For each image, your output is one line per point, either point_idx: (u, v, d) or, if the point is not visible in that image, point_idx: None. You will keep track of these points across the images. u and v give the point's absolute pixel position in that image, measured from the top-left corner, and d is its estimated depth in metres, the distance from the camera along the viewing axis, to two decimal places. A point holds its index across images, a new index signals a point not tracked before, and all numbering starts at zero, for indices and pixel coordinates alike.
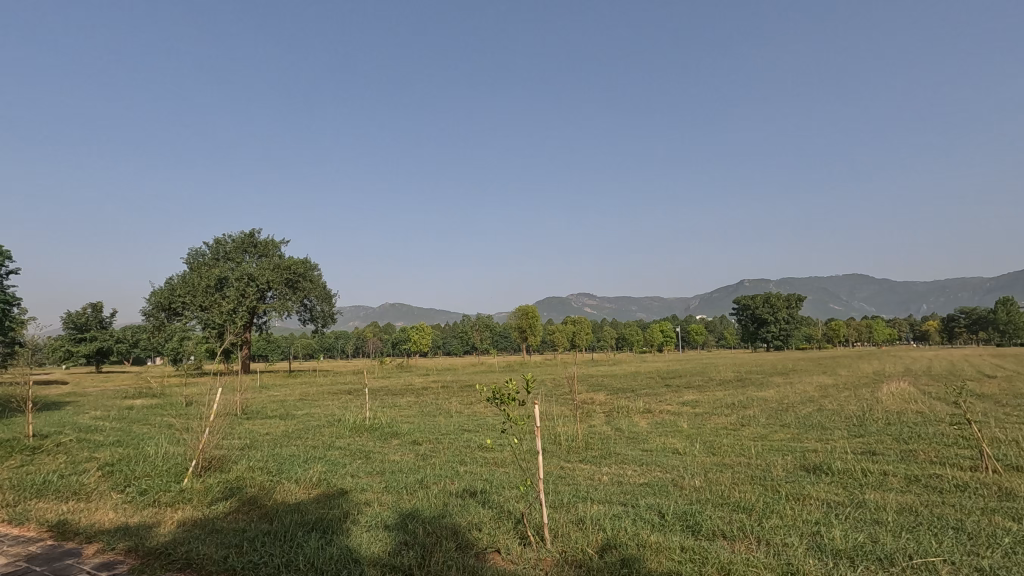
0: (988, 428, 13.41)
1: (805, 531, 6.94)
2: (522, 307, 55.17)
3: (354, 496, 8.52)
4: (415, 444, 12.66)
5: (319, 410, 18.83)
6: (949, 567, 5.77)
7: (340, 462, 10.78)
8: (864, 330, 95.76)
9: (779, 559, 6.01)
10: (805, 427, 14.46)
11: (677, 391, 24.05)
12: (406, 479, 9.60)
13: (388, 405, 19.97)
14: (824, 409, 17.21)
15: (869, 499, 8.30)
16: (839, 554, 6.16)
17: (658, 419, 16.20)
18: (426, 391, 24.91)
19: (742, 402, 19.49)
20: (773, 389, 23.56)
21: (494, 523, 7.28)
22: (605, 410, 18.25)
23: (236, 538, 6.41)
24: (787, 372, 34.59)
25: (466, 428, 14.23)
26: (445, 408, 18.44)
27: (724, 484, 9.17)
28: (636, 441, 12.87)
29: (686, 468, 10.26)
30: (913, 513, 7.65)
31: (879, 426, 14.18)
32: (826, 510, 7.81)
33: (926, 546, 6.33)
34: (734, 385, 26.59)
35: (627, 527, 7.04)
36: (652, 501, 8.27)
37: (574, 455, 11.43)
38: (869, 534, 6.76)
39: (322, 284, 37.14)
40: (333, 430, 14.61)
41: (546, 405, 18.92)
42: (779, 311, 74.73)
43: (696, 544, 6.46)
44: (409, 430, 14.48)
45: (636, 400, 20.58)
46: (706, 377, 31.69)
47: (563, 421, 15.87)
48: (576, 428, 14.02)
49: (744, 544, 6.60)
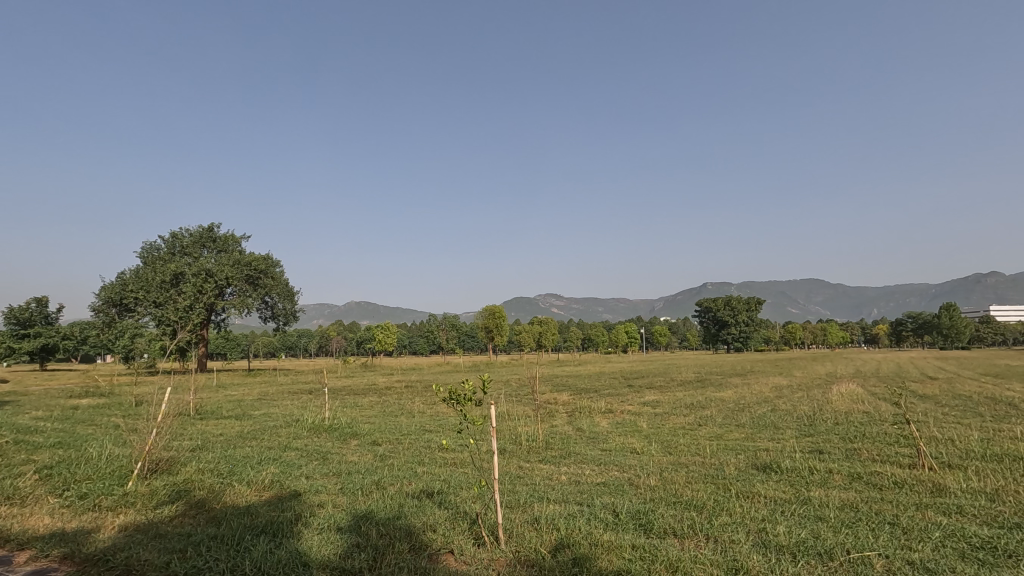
0: (926, 427, 14.10)
1: (751, 528, 7.15)
2: (489, 307, 55.07)
3: (308, 498, 8.35)
4: (375, 444, 12.50)
5: (277, 410, 18.36)
6: (883, 560, 6.05)
7: (295, 463, 10.56)
8: (819, 333, 99.46)
9: (725, 556, 6.16)
10: (758, 427, 14.89)
11: (639, 391, 24.39)
12: (363, 480, 9.47)
13: (349, 406, 19.63)
14: (777, 410, 17.79)
15: (813, 496, 8.60)
16: (782, 550, 6.37)
17: (618, 419, 16.42)
18: (389, 390, 24.57)
19: (701, 403, 19.96)
20: (730, 390, 24.21)
21: (449, 524, 7.25)
22: (568, 410, 18.42)
23: (181, 543, 6.21)
24: (744, 372, 35.69)
25: (427, 429, 14.14)
26: (407, 408, 18.27)
27: (678, 483, 9.37)
28: (596, 441, 13.01)
29: (643, 468, 10.43)
30: (854, 510, 7.97)
31: (827, 426, 14.72)
32: (773, 507, 8.07)
33: (864, 541, 6.61)
34: (693, 385, 27.24)
35: (581, 526, 7.11)
36: (607, 501, 8.37)
37: (533, 455, 11.48)
38: (811, 530, 7.01)
39: (284, 281, 36.36)
40: (291, 430, 14.29)
41: (510, 405, 18.99)
42: (739, 314, 77.10)
43: (648, 542, 6.58)
44: (369, 430, 14.30)
45: (599, 401, 20.76)
46: (666, 377, 32.46)
47: (525, 420, 15.94)
48: (537, 428, 14.08)
49: (694, 542, 6.74)
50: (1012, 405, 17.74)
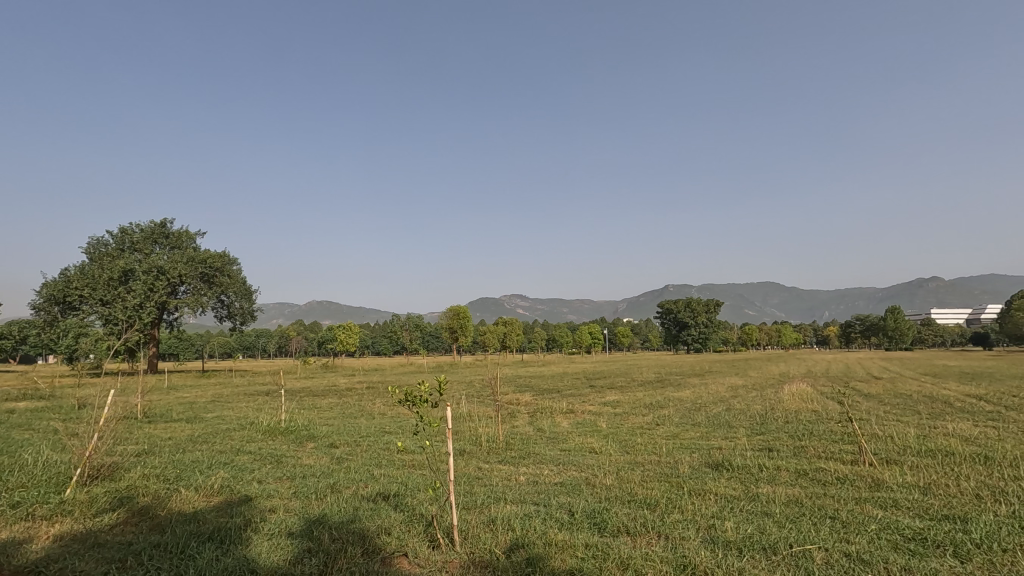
0: (868, 424, 14.75)
1: (702, 525, 7.34)
2: (454, 307, 54.65)
3: (259, 503, 8.12)
4: (332, 446, 12.30)
5: (231, 413, 17.82)
6: (823, 553, 6.30)
7: (247, 468, 10.26)
8: (774, 334, 102.90)
9: (675, 553, 6.32)
10: (713, 426, 15.32)
11: (600, 391, 24.67)
12: (317, 483, 9.29)
13: (307, 407, 19.18)
14: (732, 409, 18.30)
15: (761, 492, 8.90)
16: (730, 545, 6.58)
17: (579, 419, 16.59)
18: (349, 392, 24.12)
19: (659, 402, 20.35)
20: (688, 390, 24.73)
21: (404, 526, 7.19)
22: (529, 411, 18.47)
23: (121, 552, 5.96)
24: (702, 373, 36.66)
25: (386, 431, 13.96)
26: (368, 409, 17.99)
27: (634, 481, 9.56)
28: (556, 441, 13.13)
29: (600, 467, 10.58)
30: (798, 505, 8.29)
31: (778, 425, 15.23)
32: (723, 504, 8.32)
33: (806, 534, 6.88)
34: (653, 385, 27.74)
35: (536, 526, 7.17)
36: (564, 500, 8.46)
37: (493, 456, 11.49)
38: (758, 526, 7.24)
39: (240, 280, 35.32)
40: (244, 433, 13.84)
41: (471, 405, 18.93)
42: (699, 316, 79.03)
43: (600, 541, 6.67)
44: (326, 432, 14.00)
45: (560, 401, 20.88)
46: (627, 378, 33.07)
47: (486, 421, 15.90)
48: (498, 428, 14.11)
49: (645, 540, 6.89)
50: (948, 403, 18.73)
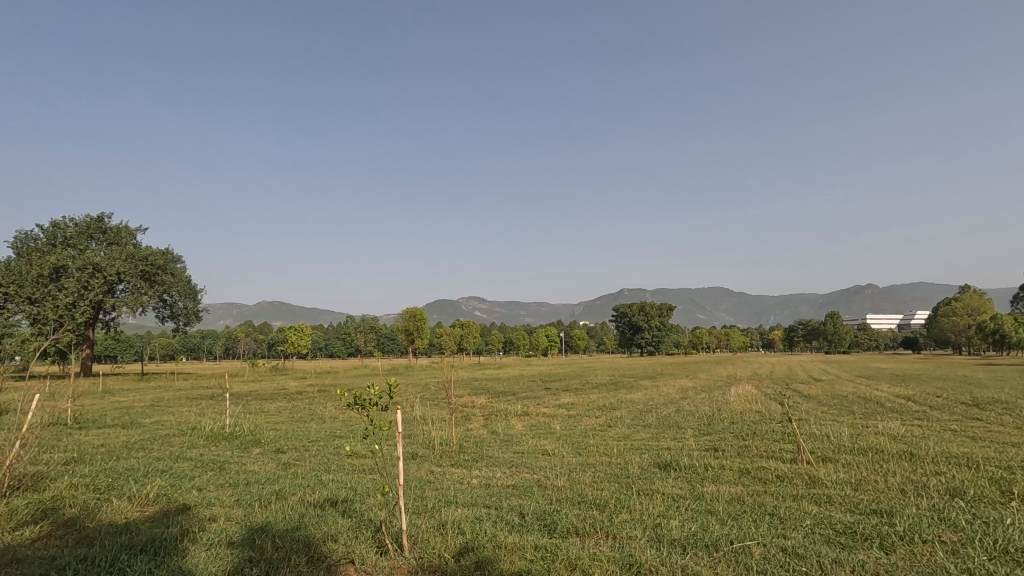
0: (806, 424, 15.48)
1: (649, 524, 7.51)
2: (410, 309, 53.95)
3: (198, 512, 7.77)
4: (279, 452, 11.91)
5: (172, 418, 17.01)
6: (761, 548, 6.55)
7: (187, 475, 9.81)
8: (723, 338, 106.54)
9: (622, 552, 6.44)
10: (664, 427, 15.73)
11: (555, 394, 24.86)
12: (262, 490, 8.97)
13: (254, 411, 18.52)
14: (681, 410, 18.82)
15: (706, 491, 9.19)
16: (675, 543, 6.75)
17: (533, 422, 16.68)
18: (299, 395, 23.41)
19: (613, 405, 20.70)
20: (640, 392, 25.28)
21: (352, 532, 7.05)
22: (484, 414, 18.43)
23: (41, 568, 5.57)
24: (655, 375, 37.60)
25: (337, 434, 13.66)
26: (319, 413, 17.54)
27: (585, 483, 9.69)
28: (510, 444, 13.17)
29: (553, 469, 10.67)
30: (740, 503, 8.61)
31: (724, 425, 15.78)
32: (669, 503, 8.54)
33: (746, 531, 7.15)
34: (607, 387, 28.20)
35: (486, 529, 7.16)
36: (515, 502, 8.50)
37: (446, 459, 11.41)
38: (701, 524, 7.47)
39: (184, 279, 33.74)
40: (185, 439, 13.24)
41: (426, 409, 18.73)
42: (652, 319, 80.96)
43: (549, 542, 6.73)
44: (274, 437, 13.58)
45: (515, 404, 20.91)
46: (582, 380, 33.61)
47: (440, 424, 15.76)
48: (452, 430, 14.03)
49: (594, 540, 6.99)
50: (879, 403, 19.91)
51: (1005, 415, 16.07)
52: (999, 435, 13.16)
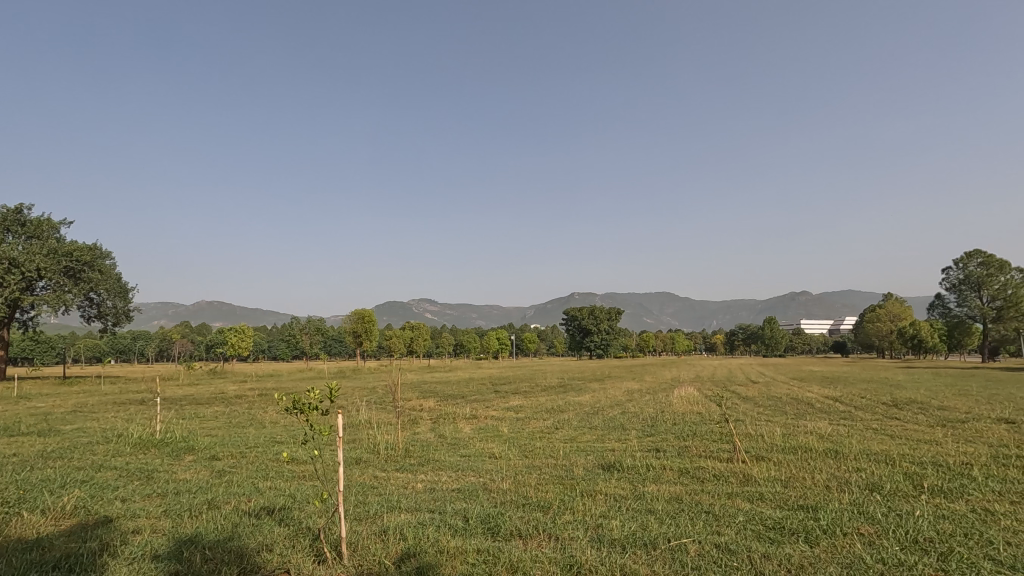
0: (742, 425, 16.17)
1: (590, 525, 7.63)
2: (359, 310, 52.78)
3: (120, 524, 7.31)
4: (214, 459, 11.37)
5: (95, 424, 15.92)
6: (696, 545, 6.78)
7: (110, 485, 9.21)
8: (669, 341, 109.85)
9: (563, 553, 6.52)
10: (609, 428, 16.04)
11: (504, 396, 24.92)
12: (193, 500, 8.53)
13: (187, 417, 17.59)
14: (627, 412, 19.25)
15: (646, 491, 9.44)
16: (614, 543, 6.90)
17: (481, 425, 16.62)
18: (238, 399, 22.45)
19: (561, 407, 20.92)
20: (588, 394, 25.69)
21: (288, 541, 6.82)
22: (432, 417, 18.24)
23: None
24: (603, 377, 38.32)
25: (278, 440, 13.20)
26: (258, 417, 16.87)
27: (529, 485, 9.76)
28: (457, 447, 13.11)
29: (499, 472, 10.68)
30: (678, 501, 8.89)
31: (666, 426, 16.26)
32: (611, 503, 8.72)
33: (683, 529, 7.37)
34: (556, 390, 28.49)
35: (429, 534, 7.08)
36: (460, 506, 8.46)
37: (391, 464, 11.23)
38: (642, 523, 7.66)
39: (113, 276, 31.75)
40: (109, 447, 12.41)
41: (371, 412, 18.36)
42: (601, 323, 82.52)
43: (492, 545, 6.73)
44: (208, 444, 12.96)
45: (464, 407, 20.80)
46: (532, 382, 33.93)
47: (386, 428, 15.48)
48: (398, 434, 13.82)
49: (536, 541, 7.04)
50: (809, 404, 21.06)
51: (920, 415, 17.27)
52: (914, 433, 14.13)
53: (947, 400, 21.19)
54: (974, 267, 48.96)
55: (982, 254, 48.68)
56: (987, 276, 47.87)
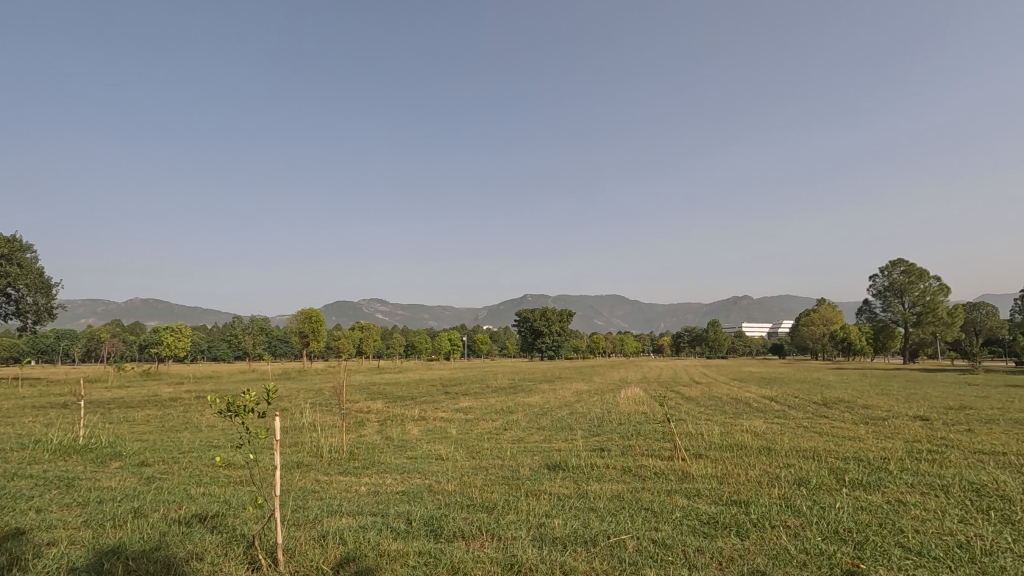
0: (683, 424, 16.72)
1: (533, 524, 7.70)
2: (305, 310, 51.16)
3: (33, 537, 6.81)
4: (142, 465, 10.77)
5: (9, 430, 14.71)
6: (634, 541, 6.97)
7: (25, 495, 8.57)
8: (618, 342, 112.15)
9: (504, 553, 6.54)
10: (556, 429, 16.23)
11: (454, 398, 24.75)
12: (118, 508, 8.05)
13: (114, 421, 16.51)
14: (575, 413, 19.53)
15: (589, 490, 9.61)
16: (555, 542, 6.99)
17: (430, 427, 16.43)
18: (172, 402, 21.34)
19: (510, 408, 20.94)
20: (538, 395, 25.86)
21: (220, 549, 6.55)
22: (379, 419, 17.89)
23: None
24: (553, 378, 38.74)
25: (214, 444, 12.63)
26: (193, 421, 16.07)
27: (475, 486, 9.75)
28: (403, 449, 12.94)
29: (444, 474, 10.61)
30: (620, 499, 9.10)
31: (612, 426, 16.59)
32: (554, 503, 8.83)
33: (622, 526, 7.55)
34: (507, 391, 28.53)
35: (369, 538, 6.97)
36: (403, 508, 8.37)
37: (334, 467, 10.95)
38: (583, 521, 7.80)
39: (33, 270, 29.58)
40: (24, 454, 11.53)
41: (315, 415, 17.84)
42: (553, 324, 83.32)
43: (434, 547, 6.68)
44: (138, 449, 12.26)
45: (412, 409, 20.50)
46: (483, 383, 33.94)
47: (330, 431, 15.07)
48: (342, 437, 13.52)
49: (478, 542, 7.05)
50: (747, 403, 22.01)
51: (846, 413, 18.37)
52: (841, 431, 14.98)
53: (872, 399, 22.56)
54: (897, 275, 52.42)
55: (905, 263, 52.17)
56: (909, 283, 51.45)
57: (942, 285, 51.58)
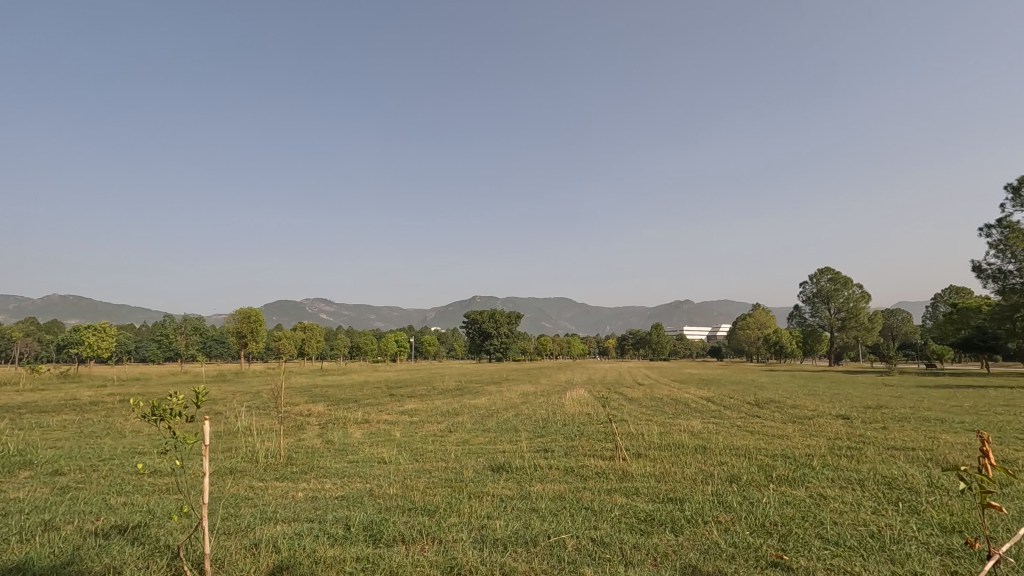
0: (624, 424, 17.16)
1: (475, 526, 7.70)
2: (243, 309, 49.01)
3: None
4: (56, 474, 10.00)
5: None
6: (573, 540, 7.08)
7: None
8: (565, 345, 113.73)
9: (445, 556, 6.50)
10: (501, 431, 16.29)
11: (399, 400, 24.39)
12: (25, 521, 7.45)
13: (25, 427, 15.24)
14: (520, 415, 19.66)
15: (532, 490, 9.71)
16: (497, 543, 7.02)
17: (373, 430, 16.12)
18: (93, 406, 19.94)
19: (456, 410, 20.86)
20: (484, 397, 25.84)
21: (142, 561, 6.18)
22: (320, 422, 17.35)
23: None
24: (500, 380, 38.79)
25: (139, 451, 11.89)
26: (115, 427, 15.04)
27: (417, 488, 9.66)
28: (345, 452, 12.64)
29: (386, 477, 10.43)
30: (561, 499, 9.24)
31: (557, 427, 16.82)
32: (496, 504, 8.86)
33: (563, 526, 7.66)
34: (453, 393, 28.33)
35: (305, 545, 6.76)
36: (342, 514, 8.17)
37: (270, 473, 10.55)
38: (525, 522, 7.87)
39: None
40: None
41: (252, 419, 17.10)
42: (501, 326, 83.47)
43: (372, 553, 6.55)
44: (51, 457, 11.38)
45: (355, 411, 20.04)
46: (430, 385, 33.56)
47: (267, 435, 14.49)
48: (280, 442, 13.03)
49: (419, 546, 6.97)
50: (686, 404, 22.85)
51: (776, 413, 19.39)
52: (771, 430, 15.77)
53: (799, 399, 23.92)
54: (824, 282, 55.76)
55: (831, 271, 55.54)
56: (834, 290, 54.79)
57: (864, 292, 55.25)
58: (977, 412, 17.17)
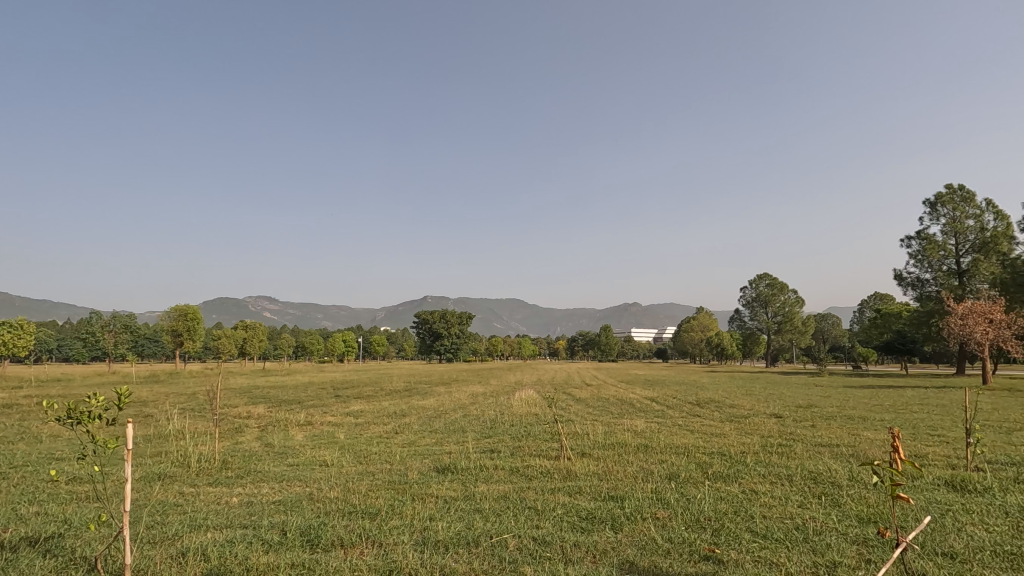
0: (570, 424, 17.38)
1: (417, 528, 7.61)
2: (180, 306, 46.57)
3: None
4: None
5: None
6: (515, 540, 7.12)
7: None
8: (516, 345, 114.24)
9: (384, 559, 6.39)
10: (448, 432, 16.15)
11: (344, 401, 23.80)
12: None
13: None
14: (468, 415, 19.56)
15: (477, 491, 9.70)
16: (439, 544, 6.95)
17: (315, 432, 15.66)
18: (7, 409, 18.41)
19: (403, 411, 20.55)
20: (433, 398, 25.54)
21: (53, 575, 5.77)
22: (259, 425, 16.70)
23: None
24: (449, 381, 38.44)
25: (56, 457, 11.05)
26: (30, 431, 13.93)
27: (359, 491, 9.47)
28: (285, 455, 12.22)
29: (327, 480, 10.14)
30: (505, 499, 9.28)
31: (504, 428, 16.84)
32: (440, 506, 8.79)
33: (505, 526, 7.68)
34: (401, 394, 27.83)
35: (237, 552, 6.48)
36: (279, 519, 7.89)
37: (202, 478, 10.05)
38: (467, 523, 7.83)
39: None
40: None
41: (186, 422, 16.26)
42: (452, 326, 82.84)
43: (308, 558, 6.36)
44: None
45: (298, 413, 19.36)
46: (377, 386, 32.89)
47: (202, 438, 13.81)
48: (216, 445, 12.46)
49: (358, 549, 6.83)
50: (631, 404, 23.40)
51: (715, 412, 20.14)
52: (710, 429, 16.35)
53: (737, 399, 24.92)
54: (763, 287, 58.39)
55: (769, 277, 58.22)
56: (772, 294, 57.40)
57: (798, 297, 58.15)
58: (896, 411, 18.36)
